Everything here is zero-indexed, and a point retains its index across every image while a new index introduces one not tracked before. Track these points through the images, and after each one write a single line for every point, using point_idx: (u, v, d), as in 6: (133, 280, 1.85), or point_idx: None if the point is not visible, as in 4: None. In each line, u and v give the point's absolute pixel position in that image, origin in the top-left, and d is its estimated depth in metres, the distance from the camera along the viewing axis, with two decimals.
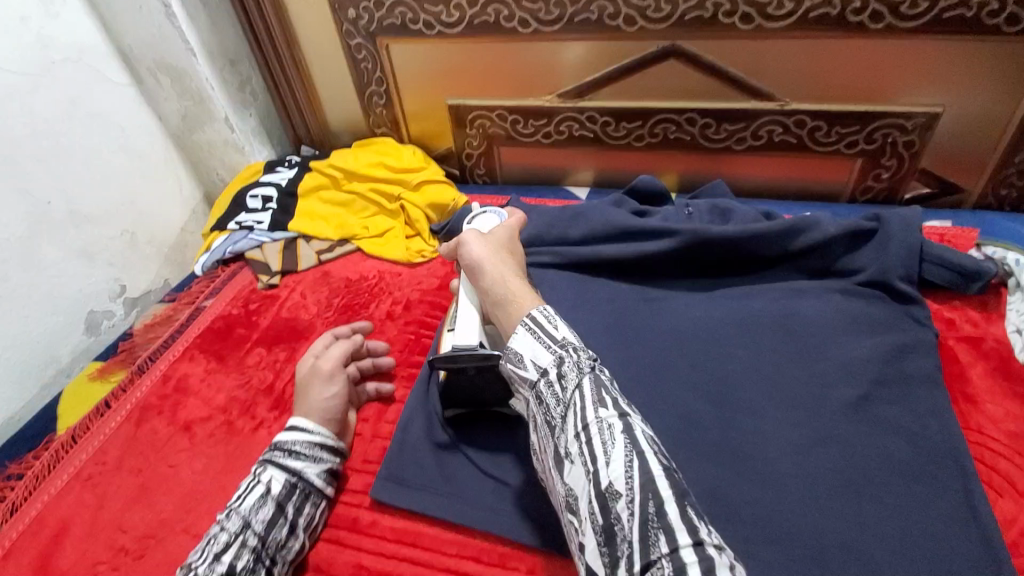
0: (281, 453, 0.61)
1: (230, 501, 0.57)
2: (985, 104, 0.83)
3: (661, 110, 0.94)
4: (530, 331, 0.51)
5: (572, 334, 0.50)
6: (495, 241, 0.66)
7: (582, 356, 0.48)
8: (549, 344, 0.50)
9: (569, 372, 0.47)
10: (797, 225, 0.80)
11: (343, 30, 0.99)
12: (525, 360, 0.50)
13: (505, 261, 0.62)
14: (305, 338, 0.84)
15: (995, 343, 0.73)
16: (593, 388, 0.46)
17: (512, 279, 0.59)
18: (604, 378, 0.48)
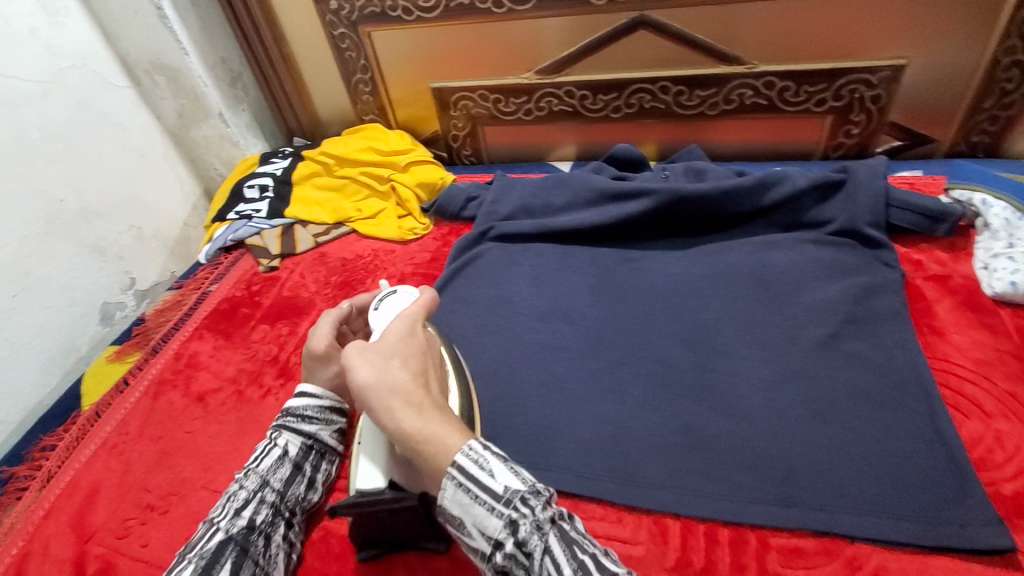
0: (295, 418, 0.64)
1: (247, 463, 0.61)
2: (947, 53, 0.86)
3: (636, 81, 0.97)
4: (464, 489, 0.43)
5: (512, 474, 0.44)
6: (385, 349, 0.50)
7: (536, 508, 0.43)
8: (490, 506, 0.43)
9: (529, 534, 0.42)
10: (767, 180, 0.84)
11: (326, 22, 1.04)
12: (472, 529, 0.43)
13: (396, 378, 0.48)
14: (304, 314, 0.89)
15: (963, 279, 0.76)
16: (562, 545, 0.41)
17: (403, 413, 0.46)
18: (566, 525, 0.43)
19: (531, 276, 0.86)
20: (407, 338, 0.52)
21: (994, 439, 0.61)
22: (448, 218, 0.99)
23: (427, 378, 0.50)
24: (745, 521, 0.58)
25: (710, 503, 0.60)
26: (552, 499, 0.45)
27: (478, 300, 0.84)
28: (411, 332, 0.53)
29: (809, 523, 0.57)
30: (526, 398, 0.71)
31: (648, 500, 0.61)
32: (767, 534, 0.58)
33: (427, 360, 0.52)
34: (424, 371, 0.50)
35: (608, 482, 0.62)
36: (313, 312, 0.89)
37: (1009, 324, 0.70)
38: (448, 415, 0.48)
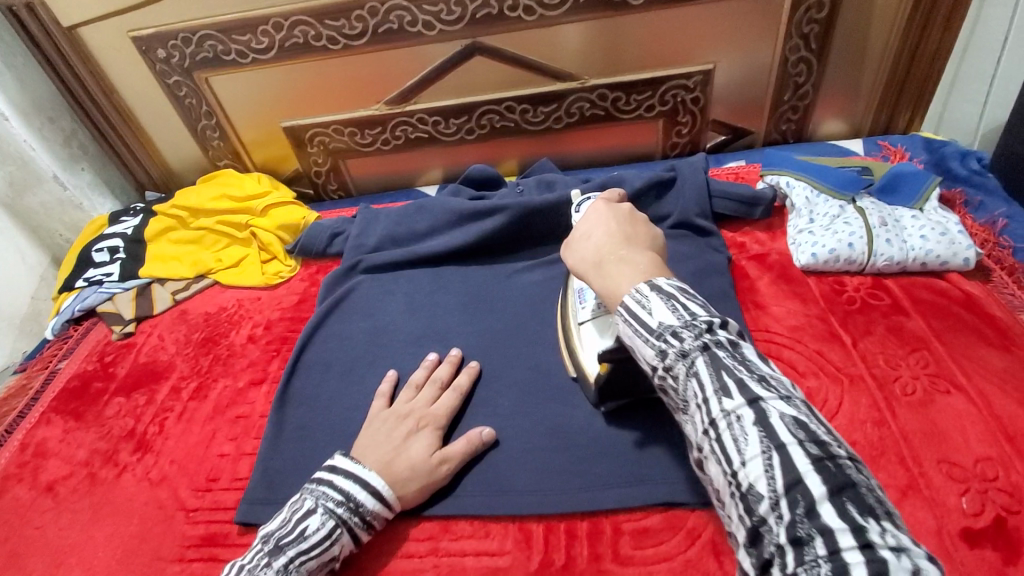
0: (359, 520, 0.60)
1: (294, 551, 0.55)
2: (746, 55, 0.97)
3: (482, 103, 1.01)
4: (628, 325, 0.47)
5: (669, 311, 0.45)
6: (590, 223, 0.57)
7: (686, 339, 0.44)
8: (647, 338, 0.45)
9: (677, 362, 0.44)
10: (605, 185, 0.90)
11: (157, 70, 1.00)
12: (633, 351, 0.47)
13: (590, 246, 0.55)
14: (163, 379, 0.85)
15: (778, 255, 0.85)
16: (710, 370, 0.42)
17: (601, 274, 0.53)
18: (724, 354, 0.42)
19: (403, 303, 0.87)
20: (608, 208, 0.58)
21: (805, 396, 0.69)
22: (315, 256, 0.98)
23: (630, 239, 0.54)
24: (602, 512, 0.62)
25: (574, 498, 0.63)
26: (715, 324, 0.44)
27: (350, 335, 0.84)
28: (614, 206, 0.58)
29: (656, 503, 0.61)
30: None
31: (516, 507, 0.64)
32: (621, 520, 0.62)
33: (637, 221, 0.56)
34: (624, 234, 0.55)
35: (479, 496, 0.65)
36: (173, 375, 0.85)
37: (814, 291, 0.79)
38: (642, 258, 0.52)
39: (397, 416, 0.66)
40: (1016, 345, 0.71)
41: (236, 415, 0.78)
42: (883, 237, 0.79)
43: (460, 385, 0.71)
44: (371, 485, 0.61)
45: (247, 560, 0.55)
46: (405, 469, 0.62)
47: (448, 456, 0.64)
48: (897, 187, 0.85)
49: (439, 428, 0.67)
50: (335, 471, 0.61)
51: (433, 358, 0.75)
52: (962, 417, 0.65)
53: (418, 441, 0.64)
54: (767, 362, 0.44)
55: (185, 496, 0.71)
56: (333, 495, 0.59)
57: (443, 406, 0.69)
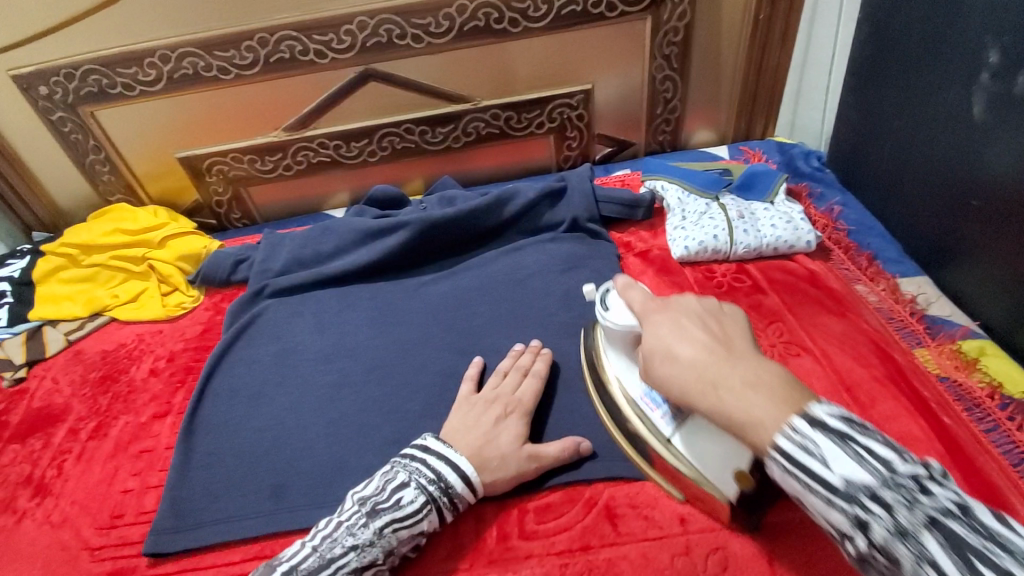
0: (448, 501, 0.61)
1: (388, 518, 0.58)
2: (620, 74, 1.07)
3: (381, 126, 1.05)
4: (791, 475, 0.40)
5: (854, 463, 0.38)
6: (667, 334, 0.50)
7: (896, 508, 0.36)
8: (829, 497, 0.38)
9: (892, 541, 0.36)
10: (501, 197, 0.96)
11: (38, 107, 0.96)
12: (810, 511, 0.40)
13: (684, 364, 0.47)
14: (59, 422, 0.80)
15: (659, 250, 0.95)
16: (950, 555, 0.33)
17: (725, 401, 0.43)
18: (959, 525, 0.34)
19: (314, 321, 0.88)
20: (674, 310, 0.52)
21: None
22: (218, 284, 0.97)
23: (728, 342, 0.47)
24: (510, 495, 0.66)
25: None
26: (923, 477, 0.36)
27: (258, 358, 0.84)
28: (681, 308, 0.52)
29: (558, 481, 0.67)
30: (313, 439, 0.73)
31: None
32: (528, 502, 0.66)
33: (720, 318, 0.50)
34: (719, 338, 0.47)
35: None
36: (70, 417, 0.81)
37: (689, 278, 0.89)
38: (764, 368, 0.44)
39: (486, 402, 0.68)
40: (849, 310, 0.83)
41: (140, 449, 0.76)
42: (741, 228, 0.90)
43: (539, 371, 0.72)
44: (461, 468, 0.62)
45: (347, 518, 0.59)
46: (496, 458, 0.63)
47: (539, 452, 0.65)
48: (753, 184, 0.98)
49: (525, 416, 0.68)
50: (428, 451, 0.63)
51: (517, 347, 0.76)
52: (810, 374, 0.76)
53: (507, 430, 0.65)
54: (1015, 523, 0.35)
55: (89, 534, 0.68)
56: (426, 472, 0.61)
57: (529, 393, 0.70)
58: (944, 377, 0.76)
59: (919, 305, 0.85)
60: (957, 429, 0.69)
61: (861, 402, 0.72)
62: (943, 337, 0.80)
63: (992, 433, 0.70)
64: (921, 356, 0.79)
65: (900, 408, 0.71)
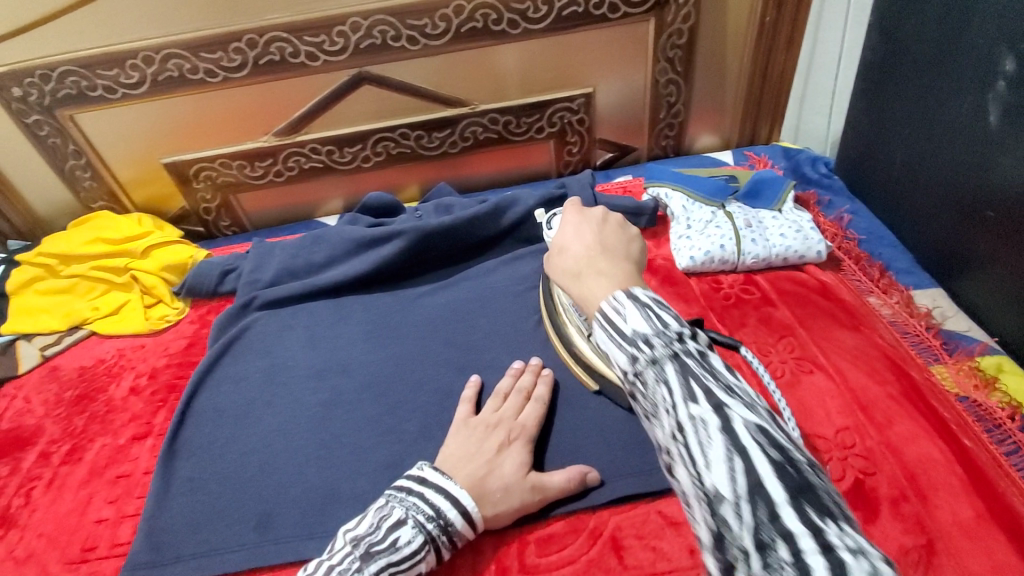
0: (445, 539, 0.56)
1: (385, 562, 0.52)
2: (621, 77, 1.04)
3: (375, 131, 1.02)
4: (601, 330, 0.41)
5: (643, 318, 0.39)
6: (567, 233, 0.53)
7: (655, 344, 0.37)
8: (619, 347, 0.39)
9: (647, 370, 0.37)
10: (500, 205, 0.93)
11: (14, 110, 0.92)
12: (605, 358, 0.41)
13: (568, 257, 0.50)
14: (32, 444, 0.76)
15: (663, 260, 0.91)
16: (682, 378, 0.36)
17: (587, 285, 0.47)
18: (693, 361, 0.37)
19: (304, 335, 0.85)
20: (582, 216, 0.54)
21: None
22: (205, 295, 0.93)
23: (609, 246, 0.50)
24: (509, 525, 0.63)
25: None
26: (689, 335, 0.38)
27: (245, 376, 0.80)
28: (586, 213, 0.54)
29: (560, 509, 0.63)
30: (301, 463, 0.69)
31: None
32: (528, 532, 0.62)
33: (613, 227, 0.53)
34: (603, 243, 0.50)
35: None
36: (43, 439, 0.77)
37: (695, 290, 0.86)
38: (622, 266, 0.47)
39: (487, 428, 0.63)
40: (862, 324, 0.80)
41: (116, 475, 0.71)
42: (749, 238, 0.87)
43: (542, 395, 0.68)
44: (462, 503, 0.57)
45: (337, 561, 0.52)
46: (498, 490, 0.59)
47: (545, 483, 0.61)
48: (760, 191, 0.94)
49: (530, 444, 0.64)
50: (425, 484, 0.58)
51: (517, 365, 0.72)
52: (822, 392, 0.73)
53: (510, 458, 0.61)
54: (734, 370, 0.38)
55: (59, 569, 0.64)
56: (424, 509, 0.56)
57: (532, 417, 0.66)
58: (962, 396, 0.73)
59: (933, 319, 0.82)
60: (977, 451, 0.65)
61: (877, 423, 0.69)
62: (961, 353, 0.78)
63: (1014, 456, 0.67)
64: (937, 373, 0.76)
65: (917, 429, 0.68)
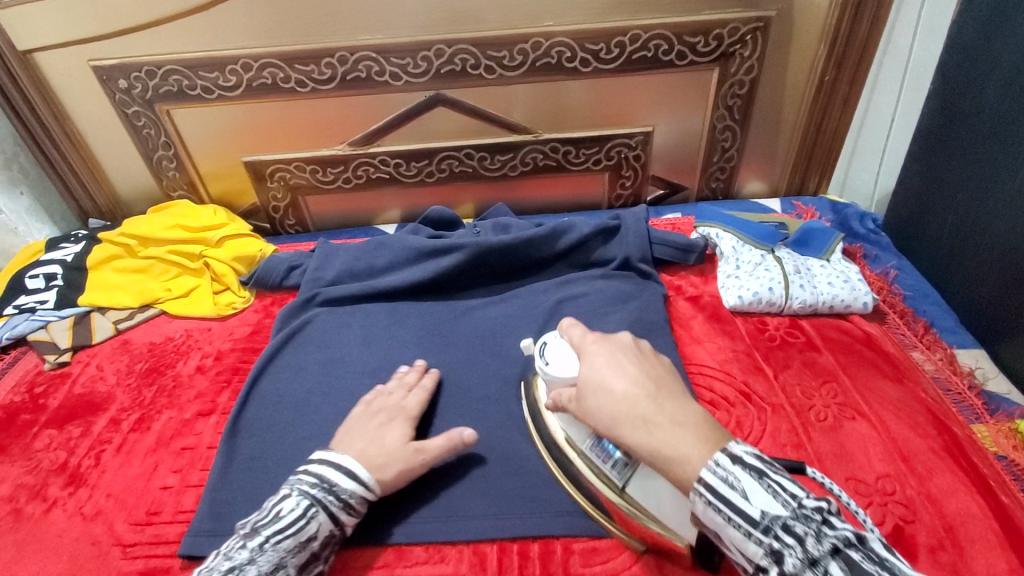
0: (336, 503, 0.61)
1: (268, 530, 0.57)
2: (681, 119, 1.08)
3: (442, 149, 1.08)
4: (716, 511, 0.44)
5: (768, 494, 0.43)
6: (603, 369, 0.54)
7: (806, 538, 0.42)
8: (748, 531, 0.43)
9: (807, 573, 0.41)
10: (557, 229, 0.97)
11: (116, 100, 1.00)
12: (730, 547, 0.45)
13: (620, 400, 0.51)
14: (102, 410, 0.81)
15: (711, 297, 0.94)
16: (849, 574, 0.40)
17: (653, 429, 0.48)
18: (855, 554, 0.41)
19: (360, 334, 0.89)
20: (614, 349, 0.56)
21: (736, 424, 0.76)
22: (270, 288, 0.98)
23: (658, 380, 0.52)
24: (552, 534, 0.66)
25: (526, 522, 0.66)
26: (826, 511, 0.43)
27: (304, 366, 0.84)
28: (614, 344, 0.57)
29: (603, 523, 0.65)
30: None
31: (468, 532, 0.66)
32: (571, 542, 0.65)
33: (648, 357, 0.56)
34: (649, 377, 0.53)
35: (432, 522, 0.67)
36: (113, 407, 0.81)
37: (741, 329, 0.89)
38: (691, 408, 0.49)
39: (369, 413, 0.71)
40: (906, 378, 0.82)
41: (181, 446, 0.76)
42: (797, 283, 0.90)
43: (425, 384, 0.76)
44: (344, 468, 0.63)
45: (225, 545, 0.58)
46: (381, 455, 0.65)
47: (423, 446, 0.67)
48: (809, 240, 0.97)
49: (411, 419, 0.71)
50: (309, 462, 0.64)
51: (403, 369, 0.80)
52: (864, 439, 0.74)
53: (392, 431, 0.68)
54: (896, 555, 0.43)
55: (123, 530, 0.67)
56: (307, 480, 0.62)
57: (415, 401, 0.74)
58: (1001, 456, 0.73)
59: (976, 379, 0.83)
60: (1015, 509, 0.66)
61: (917, 473, 0.70)
62: (1001, 414, 0.78)
63: None
64: (978, 431, 0.77)
65: (956, 482, 0.69)
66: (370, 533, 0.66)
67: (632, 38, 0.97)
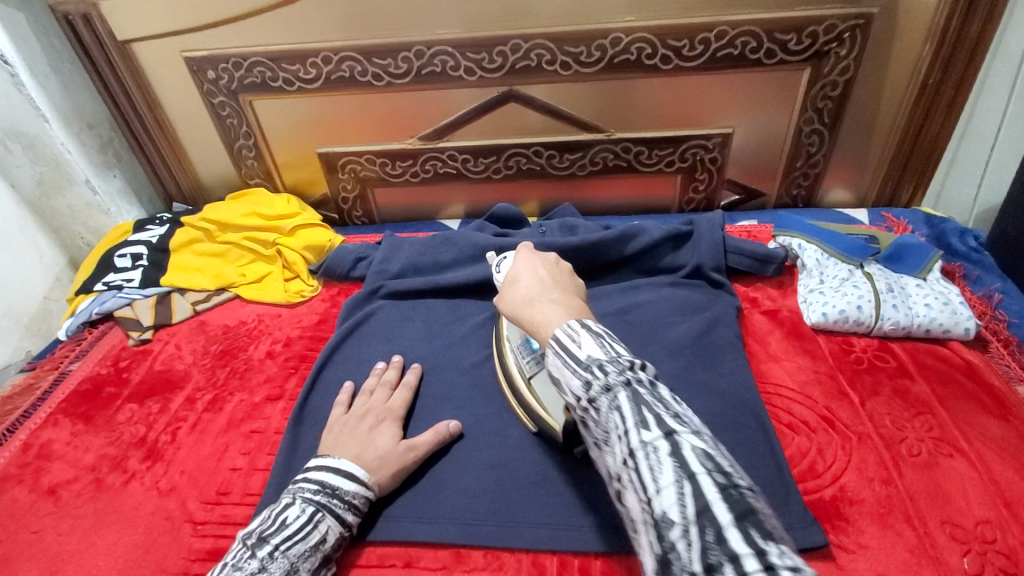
0: (342, 505, 0.62)
1: (278, 539, 0.58)
2: (764, 121, 1.02)
3: (511, 146, 1.06)
4: (559, 358, 0.47)
5: (598, 347, 0.45)
6: (521, 269, 0.61)
7: (610, 372, 0.43)
8: (575, 368, 0.45)
9: (600, 397, 0.42)
10: (627, 232, 0.93)
11: (204, 90, 1.04)
12: (562, 385, 0.46)
13: (522, 291, 0.57)
14: (178, 388, 0.85)
15: (789, 312, 0.89)
16: (631, 403, 0.40)
17: (539, 308, 0.54)
18: (643, 389, 0.41)
19: (423, 329, 0.89)
20: (534, 257, 0.63)
21: (815, 452, 0.71)
22: (337, 278, 1.00)
23: (559, 282, 0.58)
24: (615, 553, 0.63)
25: (586, 536, 0.64)
26: (636, 366, 0.44)
27: (368, 358, 0.85)
28: (541, 255, 0.64)
29: None
30: None
31: (527, 541, 0.65)
32: (635, 562, 0.62)
33: (563, 270, 0.62)
34: (552, 278, 0.58)
35: (490, 528, 0.66)
36: (188, 386, 0.85)
37: (823, 348, 0.83)
38: (574, 300, 0.55)
39: (358, 416, 0.72)
40: (1013, 415, 0.74)
41: (251, 429, 0.78)
42: (890, 303, 0.83)
43: (409, 382, 0.78)
44: (344, 471, 0.64)
45: (232, 556, 0.57)
46: (376, 458, 0.67)
47: (415, 444, 0.69)
48: (902, 256, 0.90)
49: (399, 420, 0.73)
50: (308, 470, 0.65)
51: (381, 365, 0.81)
52: (963, 479, 0.67)
53: (382, 433, 0.70)
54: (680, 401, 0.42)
55: (195, 508, 0.70)
56: (310, 486, 0.63)
57: (400, 400, 0.75)
58: None
59: None
60: None
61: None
62: None
63: None
64: None
65: None
66: (428, 532, 0.66)
67: (718, 34, 0.92)
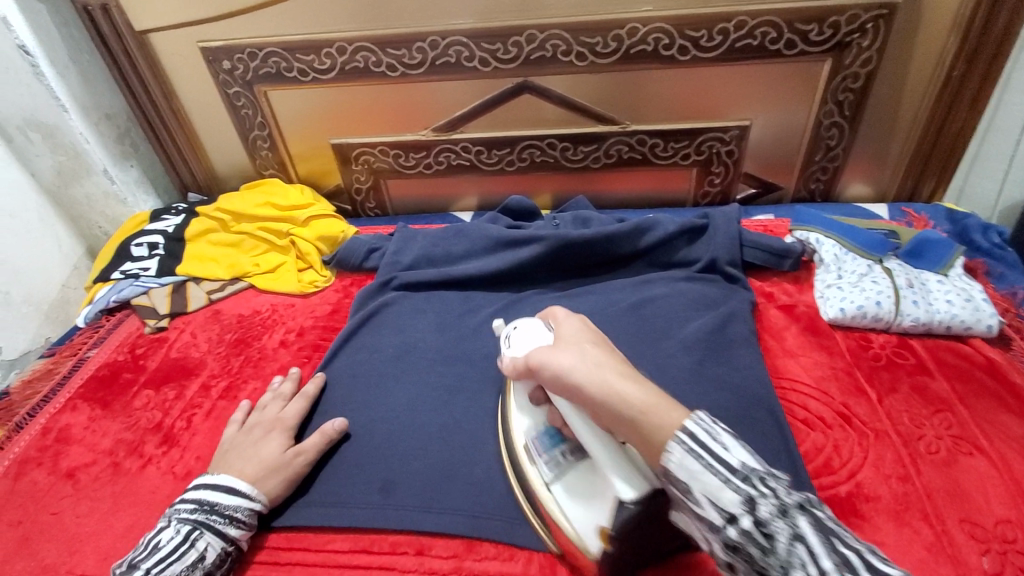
0: (220, 520, 0.63)
1: (147, 563, 0.59)
2: (782, 114, 1.01)
3: (525, 138, 1.06)
4: (695, 456, 0.43)
5: (745, 451, 0.44)
6: (571, 334, 0.57)
7: (780, 491, 0.41)
8: (727, 477, 0.42)
9: (775, 520, 0.40)
10: (641, 225, 0.93)
11: (220, 80, 1.05)
12: (701, 499, 0.43)
13: (585, 358, 0.53)
14: (193, 376, 0.86)
15: (806, 307, 0.87)
16: (818, 535, 0.39)
17: (620, 383, 0.50)
18: (820, 516, 0.41)
19: (435, 320, 0.89)
20: (584, 323, 0.59)
21: (832, 448, 0.70)
22: (350, 269, 1.00)
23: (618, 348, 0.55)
24: None
25: None
26: (787, 484, 0.43)
27: (380, 348, 0.85)
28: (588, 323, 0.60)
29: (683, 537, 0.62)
30: (424, 443, 0.73)
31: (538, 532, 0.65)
32: None
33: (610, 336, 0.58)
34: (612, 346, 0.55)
35: (501, 518, 0.66)
36: (203, 373, 0.86)
37: (840, 344, 0.82)
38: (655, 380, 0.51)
39: (247, 429, 0.72)
40: None
41: None
42: (910, 299, 0.81)
43: (307, 392, 0.78)
44: (220, 486, 0.65)
45: None
46: (261, 467, 0.67)
47: (300, 449, 0.70)
48: (922, 252, 0.88)
49: (289, 430, 0.72)
50: (187, 490, 0.66)
51: (278, 380, 0.80)
52: (984, 478, 0.66)
53: (269, 443, 0.70)
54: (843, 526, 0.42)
55: None
56: (185, 507, 0.63)
57: (293, 411, 0.75)
58: None
59: None
60: None
61: None
62: None
63: None
64: None
65: None
66: (439, 522, 0.66)
67: (737, 24, 0.91)
